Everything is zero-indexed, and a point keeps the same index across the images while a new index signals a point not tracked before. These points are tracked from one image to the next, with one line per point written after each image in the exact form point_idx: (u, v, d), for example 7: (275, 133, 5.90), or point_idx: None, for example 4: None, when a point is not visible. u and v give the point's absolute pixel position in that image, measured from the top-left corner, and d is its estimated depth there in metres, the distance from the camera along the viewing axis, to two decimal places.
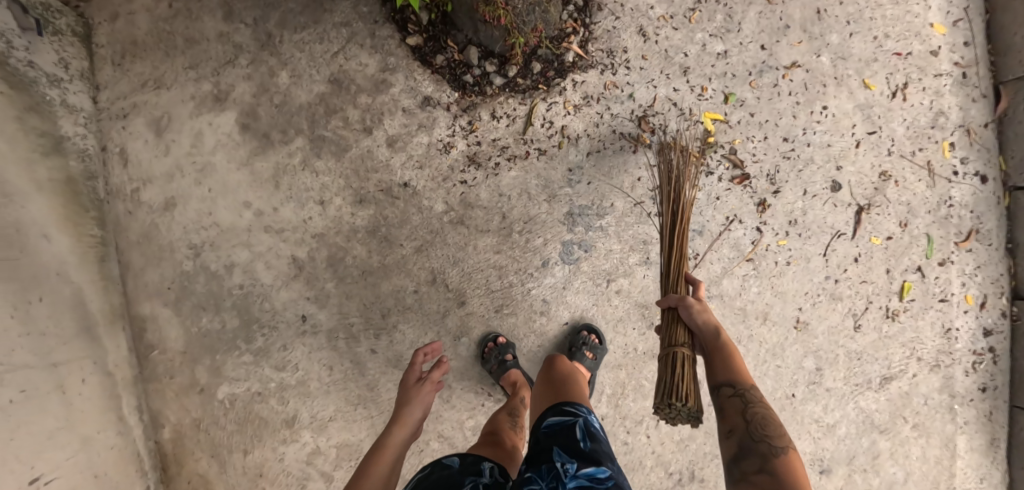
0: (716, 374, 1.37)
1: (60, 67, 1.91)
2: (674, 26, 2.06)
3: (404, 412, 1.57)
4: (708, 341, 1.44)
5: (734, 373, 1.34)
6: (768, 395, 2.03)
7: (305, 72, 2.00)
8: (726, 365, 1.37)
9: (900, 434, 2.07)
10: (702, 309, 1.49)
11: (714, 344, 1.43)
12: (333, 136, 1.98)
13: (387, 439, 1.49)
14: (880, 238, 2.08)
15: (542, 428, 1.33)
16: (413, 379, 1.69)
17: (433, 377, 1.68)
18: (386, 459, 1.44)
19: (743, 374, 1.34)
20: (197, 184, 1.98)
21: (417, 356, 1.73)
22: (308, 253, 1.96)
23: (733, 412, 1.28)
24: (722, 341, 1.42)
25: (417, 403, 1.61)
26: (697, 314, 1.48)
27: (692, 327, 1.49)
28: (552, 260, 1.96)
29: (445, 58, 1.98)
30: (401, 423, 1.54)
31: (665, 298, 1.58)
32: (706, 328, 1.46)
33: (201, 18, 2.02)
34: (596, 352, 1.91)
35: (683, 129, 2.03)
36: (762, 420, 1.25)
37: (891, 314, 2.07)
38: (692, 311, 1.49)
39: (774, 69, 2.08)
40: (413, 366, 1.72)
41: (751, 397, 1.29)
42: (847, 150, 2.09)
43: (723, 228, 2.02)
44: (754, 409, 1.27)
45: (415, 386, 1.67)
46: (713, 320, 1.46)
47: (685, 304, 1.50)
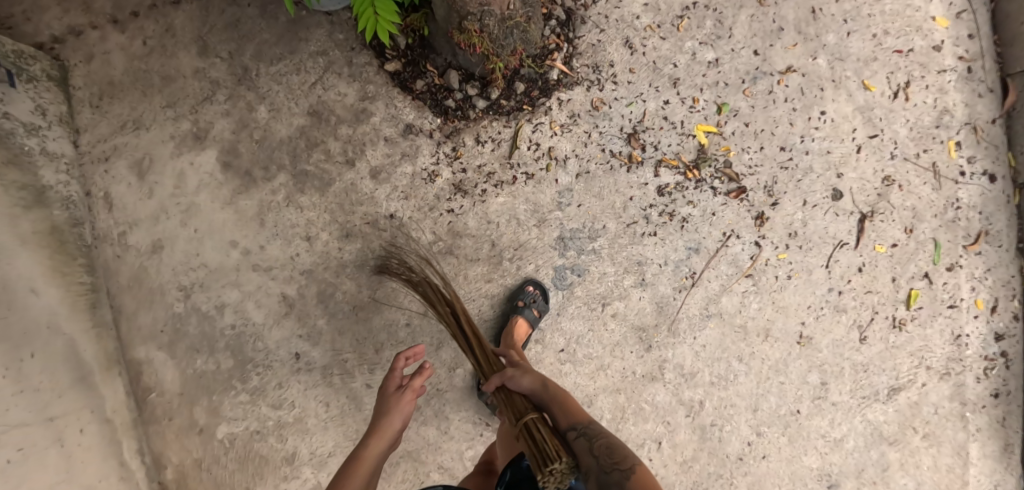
0: (558, 422, 1.34)
1: (38, 115, 1.88)
2: (662, 36, 1.97)
3: (382, 422, 1.50)
4: (540, 399, 1.40)
5: (572, 415, 1.33)
6: (773, 412, 1.98)
7: (284, 105, 1.95)
8: (563, 410, 1.35)
9: (910, 445, 2.01)
10: (523, 372, 1.45)
11: (552, 399, 1.39)
12: (316, 170, 1.94)
13: (365, 451, 1.45)
14: (884, 245, 2.01)
15: (529, 459, 1.37)
16: (394, 386, 1.56)
17: (415, 385, 1.56)
18: (361, 475, 1.42)
19: (578, 412, 1.34)
20: (183, 225, 1.96)
21: (399, 360, 1.57)
22: (298, 290, 1.94)
23: (583, 452, 1.26)
24: (553, 391, 1.40)
25: (396, 413, 1.52)
26: (522, 378, 1.43)
27: (523, 392, 1.43)
28: (545, 287, 1.92)
29: (426, 83, 1.93)
30: (379, 435, 1.48)
31: (491, 380, 1.48)
32: (536, 389, 1.41)
33: (176, 54, 1.98)
34: (541, 308, 1.88)
35: (675, 144, 1.96)
36: (610, 450, 1.25)
37: (897, 324, 2.01)
38: (517, 378, 1.44)
39: (768, 75, 1.99)
40: (394, 371, 1.58)
41: (592, 431, 1.29)
42: (848, 156, 2.01)
43: (720, 245, 1.96)
44: (600, 441, 1.27)
45: (396, 394, 1.55)
46: (536, 379, 1.43)
47: (509, 375, 1.45)
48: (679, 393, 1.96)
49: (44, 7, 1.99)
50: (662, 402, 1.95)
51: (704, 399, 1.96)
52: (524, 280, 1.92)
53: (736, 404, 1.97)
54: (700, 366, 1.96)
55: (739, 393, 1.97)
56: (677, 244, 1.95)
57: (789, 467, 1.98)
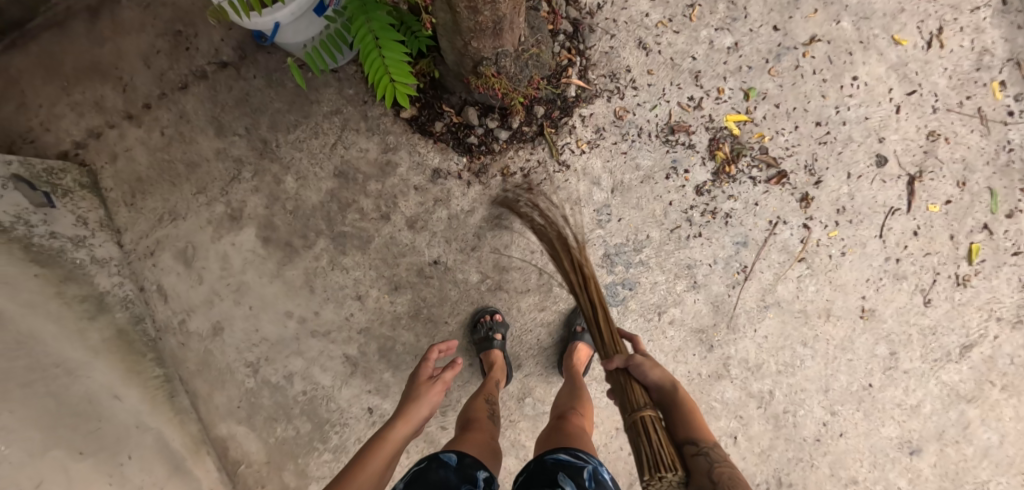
0: (678, 434, 1.28)
1: (80, 225, 1.93)
2: (675, 30, 1.90)
3: (411, 409, 1.50)
4: (667, 398, 1.36)
5: (700, 433, 1.27)
6: (845, 389, 1.97)
7: (309, 171, 1.96)
8: (691, 423, 1.30)
9: (989, 399, 1.98)
10: (653, 365, 1.42)
11: (674, 402, 1.35)
12: (353, 230, 1.95)
13: (391, 432, 1.43)
14: (938, 204, 1.94)
15: (550, 457, 1.34)
16: (426, 375, 1.62)
17: (446, 378, 1.61)
18: (386, 451, 1.39)
19: (704, 432, 1.28)
20: (237, 304, 2.01)
21: (433, 352, 1.66)
22: (358, 349, 1.98)
23: (699, 471, 1.19)
24: (682, 398, 1.35)
25: (424, 402, 1.53)
26: (651, 370, 1.40)
27: (645, 384, 1.40)
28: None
29: (444, 124, 1.89)
30: (406, 418, 1.48)
31: (614, 360, 1.46)
32: (663, 385, 1.39)
33: (195, 139, 2.01)
34: None
35: (708, 138, 1.90)
36: (730, 478, 1.17)
37: (962, 281, 1.96)
38: (645, 368, 1.42)
39: (792, 49, 1.91)
40: (427, 362, 1.64)
41: (716, 455, 1.23)
42: (888, 119, 1.93)
43: (768, 234, 1.92)
44: (722, 467, 1.20)
45: (427, 383, 1.59)
46: (664, 375, 1.40)
47: (636, 362, 1.43)
48: (748, 387, 1.95)
49: (60, 116, 2.03)
50: (732, 398, 1.95)
51: (774, 389, 1.95)
52: (580, 303, 1.91)
53: (807, 388, 1.96)
54: (766, 357, 1.95)
55: (808, 377, 1.96)
56: (724, 241, 1.91)
57: (867, 441, 1.98)
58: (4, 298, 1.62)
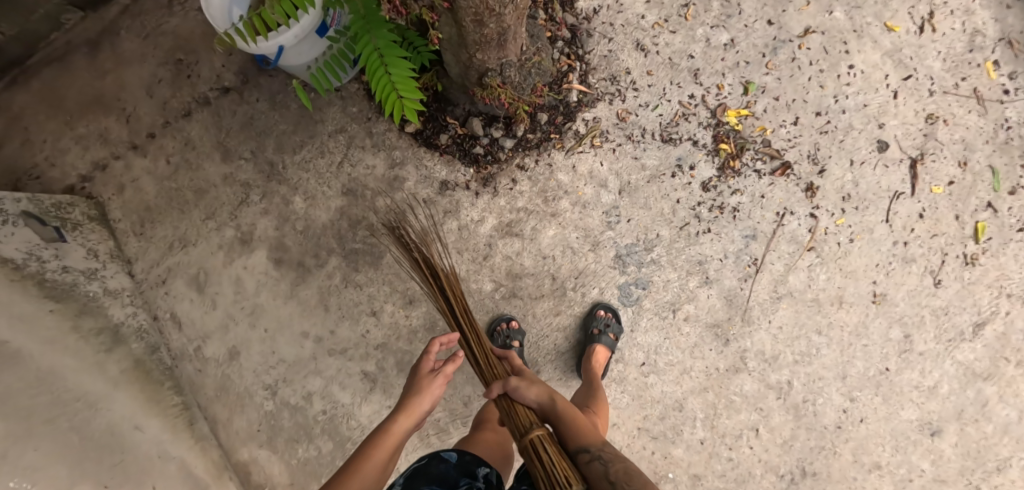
0: (568, 444, 1.25)
1: (92, 257, 1.92)
2: (671, 30, 1.92)
3: (413, 402, 1.38)
4: (548, 413, 1.31)
5: (585, 440, 1.23)
6: (863, 375, 1.99)
7: (318, 191, 1.97)
8: (575, 432, 1.26)
9: (1006, 376, 2.00)
10: (528, 384, 1.35)
11: (556, 415, 1.30)
12: (365, 246, 1.96)
13: (393, 427, 1.35)
14: (941, 186, 1.97)
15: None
16: (427, 368, 1.45)
17: (449, 371, 1.44)
18: (388, 448, 1.31)
19: (592, 436, 1.24)
20: (253, 327, 2.01)
21: (434, 345, 1.46)
22: (376, 365, 1.98)
23: (597, 476, 1.14)
24: (561, 409, 1.30)
25: (428, 394, 1.40)
26: (527, 390, 1.34)
27: (525, 404, 1.35)
28: (614, 307, 1.92)
29: (450, 136, 1.90)
30: (408, 413, 1.37)
31: (493, 388, 1.39)
32: (542, 402, 1.32)
33: (202, 165, 2.02)
34: (616, 331, 1.87)
35: (711, 134, 1.92)
36: (629, 476, 1.12)
37: (970, 260, 1.98)
38: (522, 389, 1.34)
39: (788, 42, 1.94)
40: (428, 355, 1.47)
41: (607, 456, 1.18)
42: (886, 105, 1.96)
43: (776, 225, 1.93)
44: (615, 466, 1.15)
45: (428, 376, 1.44)
46: (540, 391, 1.34)
47: (511, 386, 1.35)
48: (766, 378, 1.96)
49: (65, 150, 2.04)
50: (751, 391, 1.96)
51: (792, 379, 1.96)
52: (595, 305, 1.92)
53: (825, 376, 1.97)
54: (782, 348, 1.96)
55: (825, 365, 1.97)
56: (733, 236, 1.93)
57: (887, 425, 2.00)
58: (24, 338, 1.60)
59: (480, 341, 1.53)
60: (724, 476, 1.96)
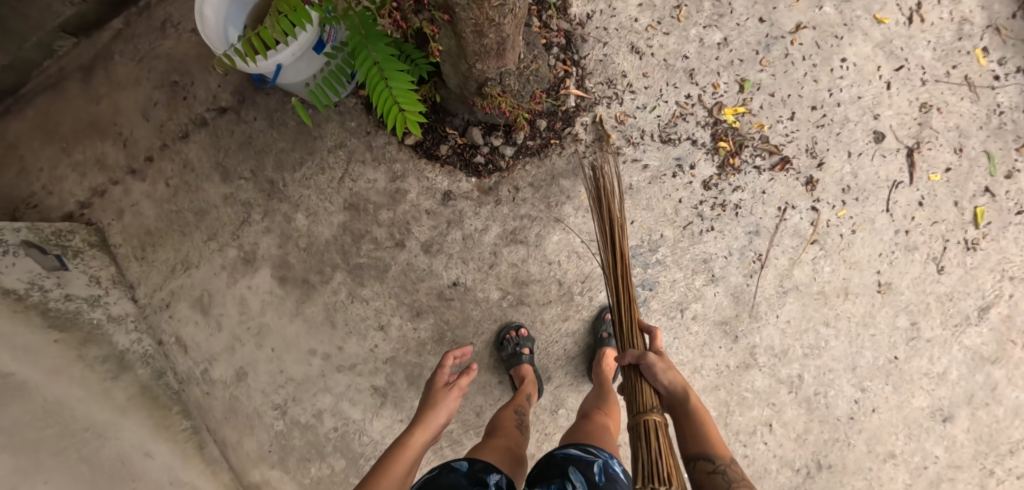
0: (687, 446, 1.26)
1: (94, 284, 1.91)
2: (665, 31, 1.94)
3: (428, 415, 1.52)
4: (679, 405, 1.31)
5: (712, 446, 1.23)
6: (872, 365, 2.00)
7: (320, 207, 1.97)
8: (701, 435, 1.26)
9: (1013, 358, 2.03)
10: (665, 368, 1.34)
11: (685, 411, 1.29)
12: (369, 260, 1.95)
13: (410, 439, 1.42)
14: (938, 173, 1.99)
15: (560, 452, 1.38)
16: (442, 382, 1.64)
17: (461, 385, 1.64)
18: (407, 459, 1.37)
19: (719, 446, 1.24)
20: (259, 347, 1.99)
21: (446, 360, 1.70)
22: (386, 379, 1.97)
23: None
24: (693, 406, 1.29)
25: (443, 407, 1.56)
26: (664, 374, 1.32)
27: (657, 387, 1.33)
28: None
29: (450, 146, 1.90)
30: (425, 425, 1.48)
31: (626, 354, 1.39)
32: (675, 391, 1.31)
33: (202, 187, 2.01)
34: None
35: (709, 133, 1.93)
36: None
37: (971, 245, 2.00)
38: (657, 370, 1.33)
39: (780, 39, 1.96)
40: (441, 370, 1.67)
41: (733, 474, 1.19)
42: (881, 96, 1.98)
43: (778, 220, 1.94)
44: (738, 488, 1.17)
45: (443, 390, 1.62)
46: (677, 379, 1.33)
47: (648, 362, 1.34)
48: (778, 373, 1.96)
49: (62, 178, 2.03)
50: (763, 386, 1.96)
51: (803, 373, 1.97)
52: (603, 308, 1.91)
53: (835, 368, 1.98)
54: (791, 342, 1.96)
55: (835, 357, 1.98)
56: (737, 232, 1.94)
57: (899, 413, 2.01)
58: (29, 369, 1.56)
59: (632, 305, 1.50)
60: None
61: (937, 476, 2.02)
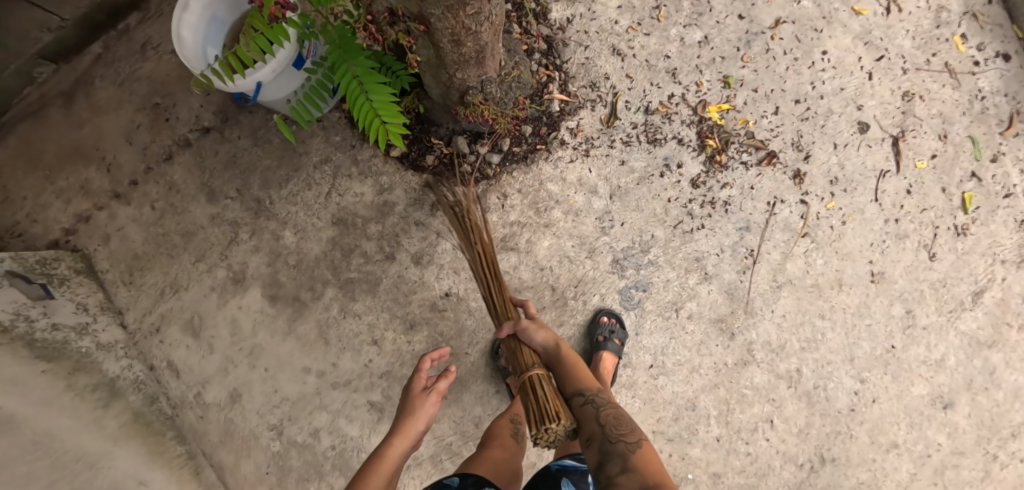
0: (566, 386, 1.33)
1: (81, 311, 1.88)
2: (646, 32, 1.94)
3: (405, 422, 1.43)
4: (552, 357, 1.39)
5: (582, 380, 1.33)
6: (871, 355, 1.99)
7: (308, 223, 1.95)
8: (572, 373, 1.34)
9: (1009, 341, 2.04)
10: (537, 328, 1.44)
11: (559, 361, 1.38)
12: (360, 275, 1.94)
13: (387, 450, 1.37)
14: (925, 160, 2.00)
15: (555, 464, 1.48)
16: (420, 388, 1.51)
17: (440, 388, 1.50)
18: (383, 476, 1.33)
19: (588, 380, 1.34)
20: (252, 368, 1.97)
21: (425, 362, 1.53)
22: (383, 394, 1.94)
23: (589, 419, 1.26)
24: (565, 357, 1.38)
25: (421, 414, 1.46)
26: (536, 333, 1.41)
27: (533, 347, 1.42)
28: (617, 313, 1.90)
29: (436, 157, 1.90)
30: (402, 435, 1.40)
31: (504, 328, 1.48)
32: (548, 348, 1.40)
33: (188, 208, 2.00)
34: (621, 336, 1.84)
35: (695, 131, 1.93)
36: (617, 420, 1.27)
37: (961, 231, 2.01)
38: (530, 332, 1.43)
39: (760, 34, 1.97)
40: (419, 373, 1.52)
41: (600, 401, 1.30)
42: (863, 86, 1.99)
43: (768, 215, 1.94)
44: (607, 410, 1.28)
45: (421, 396, 1.49)
46: (547, 336, 1.42)
47: (521, 327, 1.44)
48: (776, 368, 1.95)
49: (46, 206, 2.02)
50: (762, 382, 1.95)
51: (801, 367, 1.96)
52: (598, 312, 1.90)
53: (834, 360, 1.97)
54: (788, 336, 1.95)
55: (832, 349, 1.97)
56: (728, 230, 1.93)
57: (900, 403, 2.01)
58: (17, 402, 1.52)
59: (501, 291, 1.61)
60: (745, 472, 1.94)
61: (942, 464, 2.02)
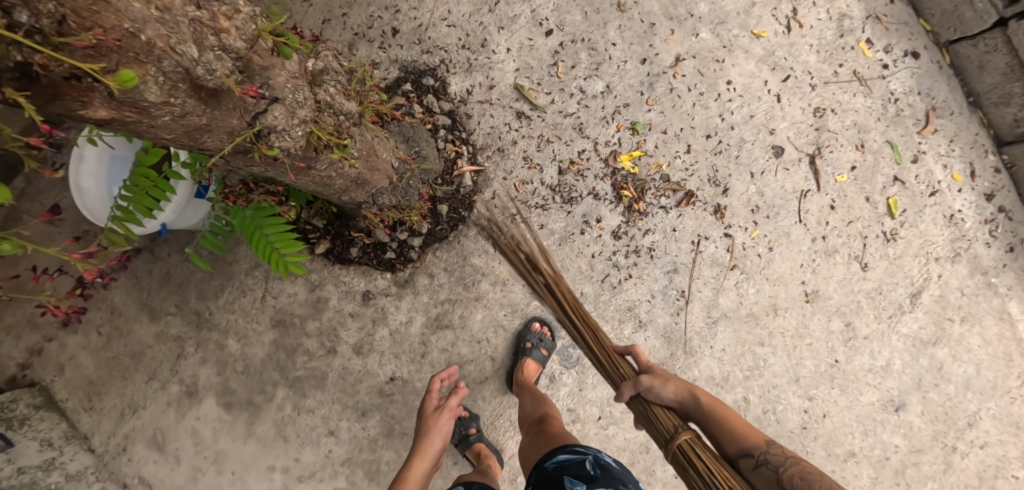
0: (726, 447, 1.32)
1: (47, 447, 1.88)
2: (547, 91, 1.95)
3: (424, 443, 1.60)
4: (697, 412, 1.39)
5: (747, 440, 1.30)
6: (816, 372, 2.03)
7: (248, 329, 2.00)
8: (730, 434, 1.33)
9: (953, 334, 2.06)
10: (664, 382, 1.44)
11: (702, 413, 1.39)
12: (307, 372, 1.99)
13: (409, 471, 1.53)
14: (844, 173, 2.02)
15: (551, 464, 1.34)
16: (432, 407, 1.70)
17: (452, 404, 1.69)
18: None
19: (752, 437, 1.31)
20: (219, 473, 2.00)
21: (435, 383, 1.75)
22: (347, 480, 1.98)
23: (768, 483, 1.20)
24: (709, 406, 1.39)
25: (436, 433, 1.63)
26: (666, 389, 1.43)
27: (666, 404, 1.43)
28: (549, 322, 1.93)
29: (359, 248, 1.92)
30: (422, 454, 1.57)
31: (625, 390, 1.49)
32: (684, 400, 1.41)
33: (132, 329, 2.03)
34: (548, 347, 1.89)
35: (609, 182, 1.95)
36: (807, 481, 1.18)
37: (890, 236, 2.04)
38: (658, 388, 1.43)
39: (662, 75, 1.97)
40: (432, 394, 1.73)
41: (776, 458, 1.24)
42: (773, 110, 2.00)
43: (694, 254, 1.97)
44: (787, 467, 1.21)
45: (434, 414, 1.68)
46: (680, 388, 1.43)
47: (647, 385, 1.45)
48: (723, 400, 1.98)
49: None
50: None
51: (748, 395, 1.99)
52: (529, 320, 1.94)
53: (779, 383, 2.01)
54: (731, 367, 1.98)
55: (776, 373, 2.00)
56: (656, 275, 1.96)
57: (852, 412, 2.04)
58: None
59: (604, 345, 1.73)
60: None
61: (902, 464, 2.05)
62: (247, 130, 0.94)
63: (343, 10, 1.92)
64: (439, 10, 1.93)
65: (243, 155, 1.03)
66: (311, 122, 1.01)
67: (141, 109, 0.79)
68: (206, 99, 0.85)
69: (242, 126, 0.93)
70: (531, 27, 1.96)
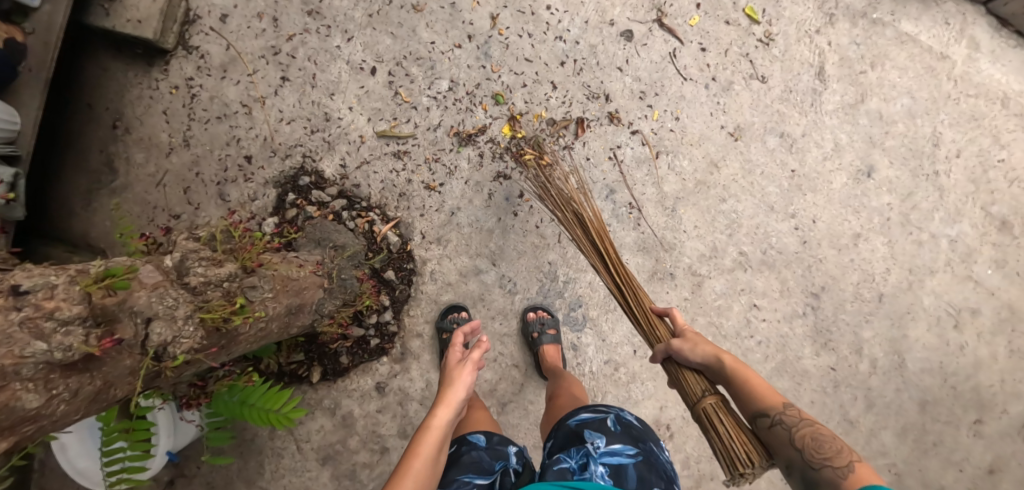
0: (745, 408, 1.27)
1: None
2: (406, 119, 1.96)
3: (448, 393, 1.33)
4: (719, 374, 1.32)
5: (762, 400, 1.24)
6: (783, 190, 2.07)
7: (303, 482, 1.98)
8: (750, 392, 1.26)
9: (873, 82, 2.10)
10: (694, 346, 1.37)
11: (726, 377, 1.31)
12: (376, 482, 1.99)
13: (433, 422, 1.26)
14: (695, 15, 2.05)
15: (572, 421, 1.34)
16: (457, 357, 1.45)
17: (478, 357, 1.42)
18: (431, 448, 1.22)
19: (769, 398, 1.24)
20: None
21: (460, 335, 1.51)
22: None
23: (783, 444, 1.20)
24: (731, 369, 1.30)
25: (462, 382, 1.37)
26: (693, 354, 1.36)
27: (696, 368, 1.37)
28: (546, 306, 1.98)
29: (347, 353, 1.94)
30: (447, 405, 1.30)
31: (661, 353, 1.45)
32: (710, 363, 1.34)
33: None
34: (553, 326, 1.93)
35: (507, 157, 1.98)
36: (819, 443, 1.16)
37: (767, 38, 2.07)
38: (688, 353, 1.37)
39: (490, 39, 1.99)
40: (454, 346, 1.48)
41: (791, 420, 1.20)
42: (601, 4, 2.02)
43: (618, 166, 2.01)
44: (804, 429, 1.18)
45: (458, 365, 1.42)
46: (706, 351, 1.35)
47: (676, 349, 1.39)
48: (724, 266, 2.04)
49: None
50: (722, 287, 2.04)
51: (741, 247, 2.05)
52: (523, 312, 1.98)
53: (759, 221, 2.06)
54: (711, 236, 2.04)
55: (752, 213, 2.05)
56: (599, 204, 2.00)
57: (835, 202, 2.09)
58: None
59: (641, 302, 1.59)
60: (768, 358, 2.05)
61: (903, 215, 2.10)
62: (144, 361, 0.98)
63: (193, 170, 1.93)
64: (272, 115, 1.95)
65: (156, 375, 1.05)
66: (197, 313, 1.05)
67: (34, 417, 0.85)
68: (85, 366, 0.92)
69: (138, 360, 0.98)
70: (355, 75, 1.97)
